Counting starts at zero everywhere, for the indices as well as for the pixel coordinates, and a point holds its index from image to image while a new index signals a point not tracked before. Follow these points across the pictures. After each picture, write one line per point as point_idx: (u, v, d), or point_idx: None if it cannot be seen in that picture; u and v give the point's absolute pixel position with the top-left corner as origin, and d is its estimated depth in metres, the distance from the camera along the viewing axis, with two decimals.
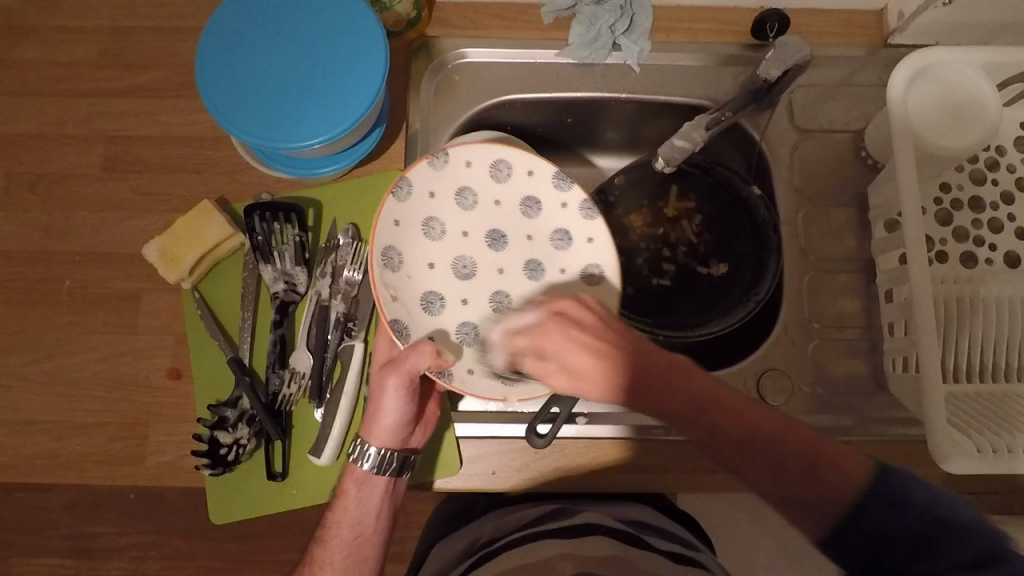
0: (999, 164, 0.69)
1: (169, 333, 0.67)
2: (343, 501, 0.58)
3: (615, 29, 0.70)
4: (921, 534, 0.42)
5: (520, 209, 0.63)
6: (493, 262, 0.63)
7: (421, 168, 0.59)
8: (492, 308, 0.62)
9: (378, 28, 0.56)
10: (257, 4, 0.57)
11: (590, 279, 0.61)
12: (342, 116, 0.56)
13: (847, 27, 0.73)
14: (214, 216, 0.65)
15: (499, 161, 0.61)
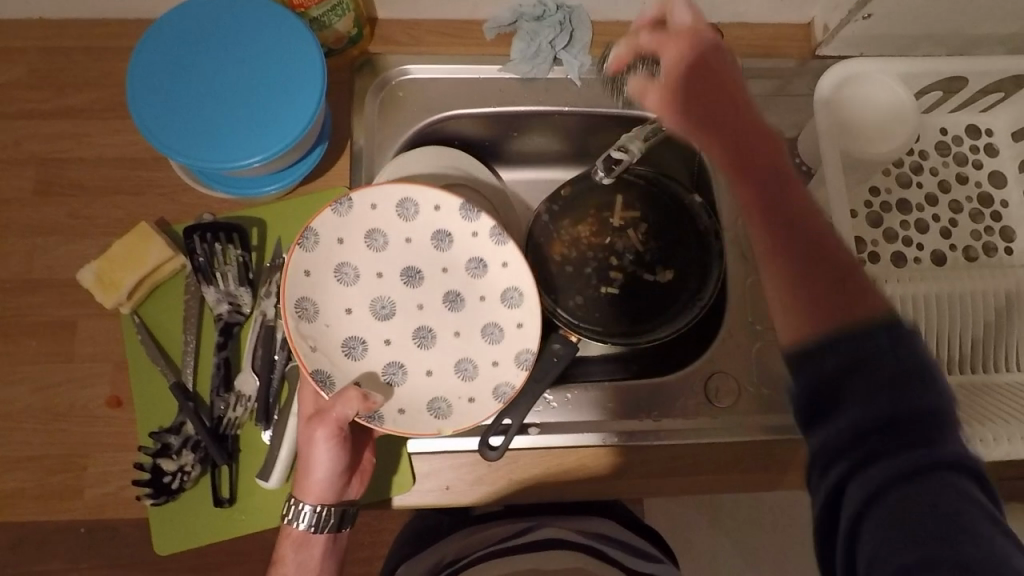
0: (923, 167, 0.73)
1: (108, 360, 0.65)
2: (282, 565, 0.57)
3: (555, 44, 0.72)
4: (908, 370, 0.39)
5: (432, 244, 0.63)
6: (412, 299, 0.63)
7: (324, 215, 0.59)
8: (416, 345, 0.62)
9: (312, 43, 0.56)
10: (192, 23, 0.56)
11: (511, 301, 0.62)
12: (284, 133, 0.56)
13: (776, 41, 0.76)
14: (154, 237, 0.64)
15: (404, 200, 0.62)
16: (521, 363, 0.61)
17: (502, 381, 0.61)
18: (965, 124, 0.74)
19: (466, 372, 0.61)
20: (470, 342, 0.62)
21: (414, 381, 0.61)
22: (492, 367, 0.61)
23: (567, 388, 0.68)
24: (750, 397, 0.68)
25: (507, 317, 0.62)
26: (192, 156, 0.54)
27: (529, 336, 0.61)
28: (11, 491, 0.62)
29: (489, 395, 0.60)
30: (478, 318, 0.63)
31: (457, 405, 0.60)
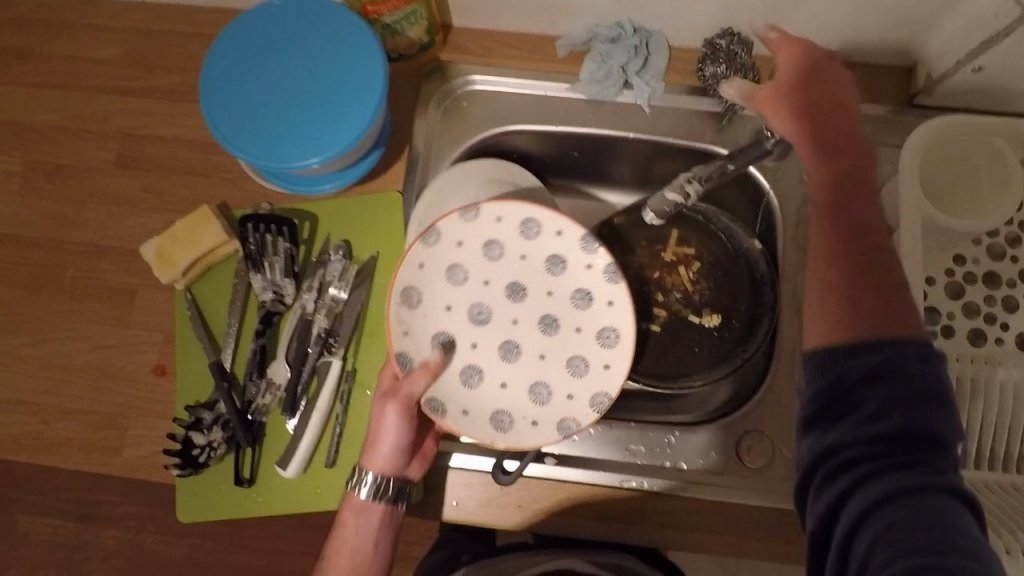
0: (1021, 240, 0.66)
1: (159, 330, 0.69)
2: (343, 530, 0.60)
3: (627, 68, 0.69)
4: (930, 390, 0.44)
5: (545, 266, 0.60)
6: (510, 313, 0.60)
7: (449, 219, 0.59)
8: (500, 356, 0.60)
9: (375, 44, 0.57)
10: (267, 24, 0.58)
11: (605, 340, 0.60)
12: (344, 134, 0.56)
13: (871, 84, 0.71)
14: (212, 220, 0.66)
15: (529, 219, 0.59)
16: (595, 406, 0.59)
17: (570, 416, 0.59)
18: None
19: (540, 397, 0.60)
20: (553, 369, 0.60)
21: (487, 391, 0.60)
22: (566, 401, 0.60)
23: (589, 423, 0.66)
24: (784, 463, 0.64)
25: (597, 355, 0.60)
26: (257, 154, 0.56)
27: (611, 380, 0.59)
28: (60, 438, 0.67)
29: (551, 427, 0.59)
30: (568, 348, 0.60)
31: (518, 424, 0.59)
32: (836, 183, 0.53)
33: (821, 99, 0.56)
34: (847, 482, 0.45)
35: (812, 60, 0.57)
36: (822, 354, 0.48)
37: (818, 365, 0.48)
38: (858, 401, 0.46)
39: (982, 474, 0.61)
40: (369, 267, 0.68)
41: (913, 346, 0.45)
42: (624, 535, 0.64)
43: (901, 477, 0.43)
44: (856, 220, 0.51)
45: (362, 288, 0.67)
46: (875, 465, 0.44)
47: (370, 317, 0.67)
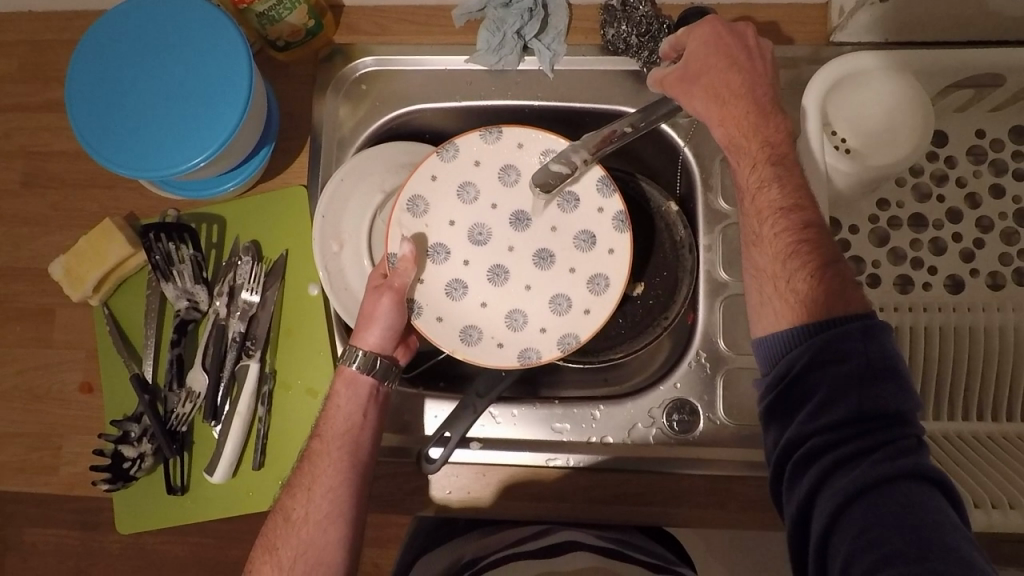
0: (947, 177, 0.63)
1: (81, 348, 0.68)
2: (335, 400, 0.59)
3: (524, 33, 0.66)
4: (882, 368, 0.43)
5: (557, 202, 0.63)
6: (508, 240, 0.63)
7: (471, 137, 0.63)
8: (488, 279, 0.62)
9: (234, 30, 0.55)
10: (118, 41, 0.56)
11: (596, 287, 0.61)
12: (221, 127, 0.54)
13: (785, 24, 0.67)
14: (117, 233, 0.66)
15: (548, 151, 0.63)
16: (561, 345, 0.61)
17: (534, 346, 0.61)
18: (1006, 126, 0.63)
19: (515, 323, 0.61)
20: (534, 302, 0.62)
21: (468, 307, 0.62)
22: (538, 333, 0.61)
23: (514, 404, 0.66)
24: (712, 428, 0.63)
25: (580, 298, 0.61)
26: (139, 165, 0.55)
27: (586, 325, 0.61)
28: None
29: (515, 353, 0.61)
30: (554, 284, 0.62)
31: (483, 344, 0.61)
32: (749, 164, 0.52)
33: (730, 81, 0.54)
34: (814, 476, 0.43)
35: (724, 41, 0.55)
36: (773, 340, 0.47)
37: (771, 356, 0.47)
38: (809, 386, 0.44)
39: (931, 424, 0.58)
40: (279, 266, 0.67)
41: (855, 322, 0.44)
42: (555, 513, 0.63)
43: (863, 465, 0.41)
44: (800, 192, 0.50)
45: (273, 289, 0.66)
46: (837, 450, 0.42)
47: (285, 317, 0.67)
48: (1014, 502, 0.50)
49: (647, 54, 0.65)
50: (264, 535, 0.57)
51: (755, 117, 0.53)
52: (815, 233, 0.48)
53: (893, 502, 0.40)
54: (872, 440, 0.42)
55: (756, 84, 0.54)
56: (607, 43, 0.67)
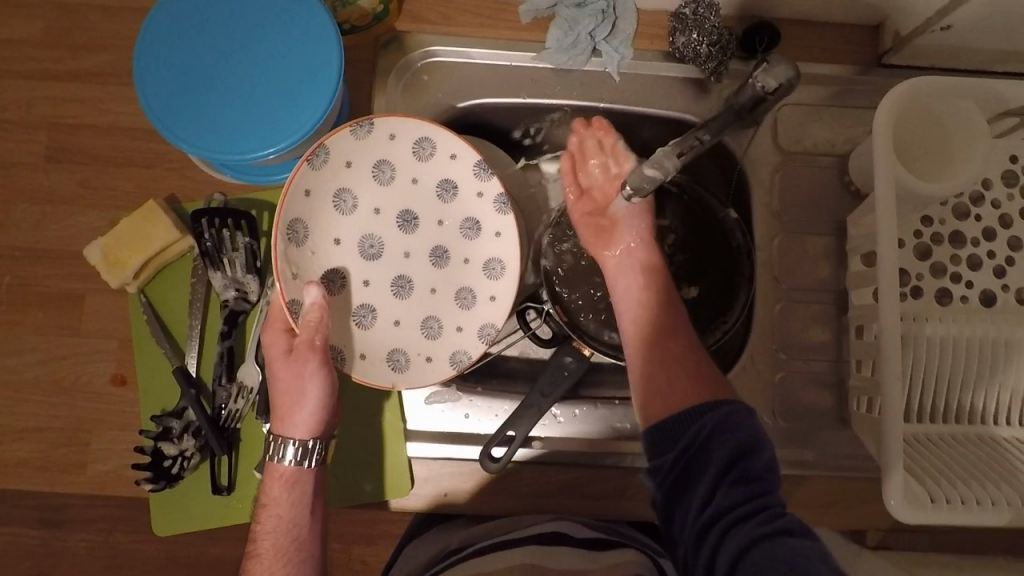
0: (984, 199, 0.67)
1: (114, 337, 0.64)
2: (272, 508, 0.54)
3: (595, 35, 0.67)
4: (750, 442, 0.51)
5: (436, 193, 0.61)
6: (402, 245, 0.61)
7: (341, 137, 0.56)
8: (392, 292, 0.61)
9: (320, 9, 0.52)
10: (192, 11, 0.52)
11: (492, 271, 0.61)
12: (310, 113, 0.52)
13: (840, 44, 0.69)
14: (162, 217, 0.61)
15: (421, 139, 0.59)
16: (483, 337, 0.60)
17: (463, 348, 0.60)
18: None
19: (432, 331, 0.61)
20: (443, 303, 0.61)
21: (381, 330, 0.60)
22: (456, 333, 0.60)
23: (575, 404, 0.68)
24: (765, 427, 0.67)
25: (484, 286, 0.61)
26: (224, 150, 0.52)
27: (497, 312, 0.60)
28: (18, 458, 0.63)
29: (446, 361, 0.60)
30: (454, 279, 0.61)
31: (413, 361, 0.60)
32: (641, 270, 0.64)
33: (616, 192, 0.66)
34: (714, 540, 0.48)
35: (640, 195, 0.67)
36: (669, 424, 0.54)
37: (665, 442, 0.54)
38: (703, 461, 0.51)
39: (965, 427, 0.63)
40: None
41: (731, 405, 0.53)
42: (615, 509, 0.66)
43: (750, 525, 0.47)
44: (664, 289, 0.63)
45: None
46: (732, 513, 0.48)
47: None
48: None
49: (714, 64, 0.67)
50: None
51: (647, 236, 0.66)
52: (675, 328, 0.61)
53: (780, 557, 0.44)
54: (754, 506, 0.48)
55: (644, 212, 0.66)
56: (675, 50, 0.68)
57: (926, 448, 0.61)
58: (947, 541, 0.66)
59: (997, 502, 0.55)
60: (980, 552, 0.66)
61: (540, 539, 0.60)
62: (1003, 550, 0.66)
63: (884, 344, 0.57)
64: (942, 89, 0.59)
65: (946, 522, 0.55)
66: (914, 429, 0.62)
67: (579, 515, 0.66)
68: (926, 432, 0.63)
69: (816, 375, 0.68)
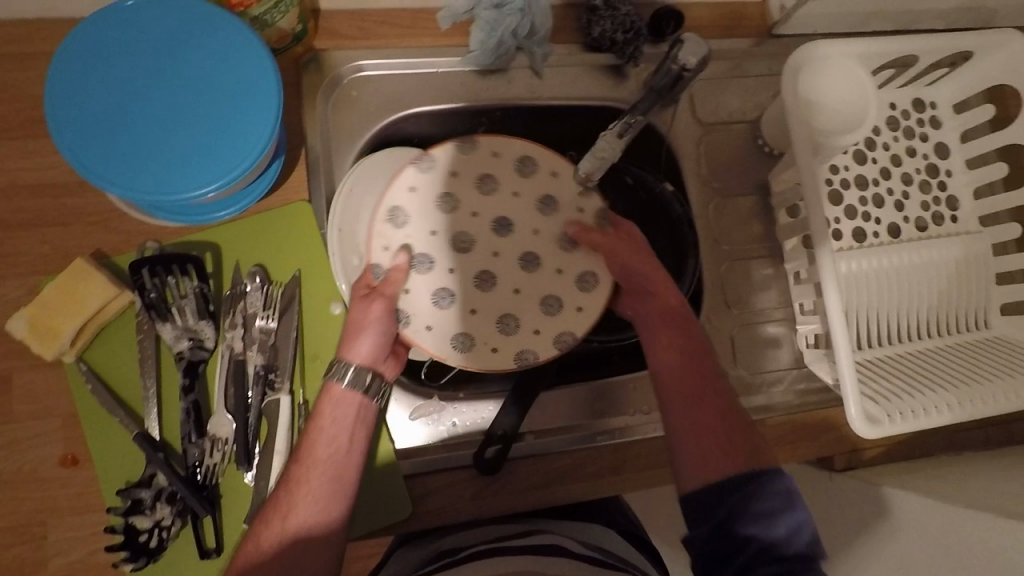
0: (876, 143, 0.75)
1: (56, 416, 0.58)
2: (318, 420, 0.54)
3: (517, 33, 0.67)
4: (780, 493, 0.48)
5: (538, 206, 0.61)
6: (493, 245, 0.60)
7: (446, 146, 0.60)
8: (476, 284, 0.59)
9: (247, 30, 0.50)
10: (106, 47, 0.49)
11: (584, 283, 0.60)
12: (256, 137, 0.50)
13: (735, 19, 0.75)
14: (94, 275, 0.57)
15: (524, 157, 0.61)
16: (560, 345, 0.59)
17: (529, 348, 0.59)
18: (912, 97, 0.76)
19: (507, 328, 0.59)
20: (526, 306, 0.59)
21: (457, 316, 0.59)
22: (533, 335, 0.59)
23: (559, 392, 0.69)
24: (731, 380, 0.72)
25: (571, 296, 0.60)
26: (170, 189, 0.49)
27: (580, 322, 0.60)
28: None
29: (511, 356, 0.59)
30: (542, 286, 0.60)
31: (478, 351, 0.58)
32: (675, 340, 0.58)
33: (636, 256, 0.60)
34: None
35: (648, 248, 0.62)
36: (703, 494, 0.50)
37: (690, 499, 0.50)
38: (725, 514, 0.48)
39: (896, 347, 0.71)
40: (293, 288, 0.62)
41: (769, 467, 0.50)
42: (611, 486, 0.67)
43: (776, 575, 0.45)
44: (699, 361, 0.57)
45: (291, 313, 0.61)
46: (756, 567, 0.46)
47: (308, 340, 0.62)
48: (995, 395, 0.63)
49: (630, 49, 0.70)
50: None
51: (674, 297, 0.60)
52: (720, 402, 0.54)
53: None
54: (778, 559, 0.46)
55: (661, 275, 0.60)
56: (592, 41, 0.71)
57: (871, 369, 0.68)
58: (901, 452, 0.73)
59: (939, 408, 0.62)
60: (928, 455, 0.73)
61: (538, 552, 0.59)
62: (944, 448, 0.73)
63: (825, 282, 0.62)
64: (828, 52, 0.66)
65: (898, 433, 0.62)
66: (859, 356, 0.69)
67: (566, 530, 0.65)
68: (866, 358, 0.69)
69: (765, 323, 0.73)
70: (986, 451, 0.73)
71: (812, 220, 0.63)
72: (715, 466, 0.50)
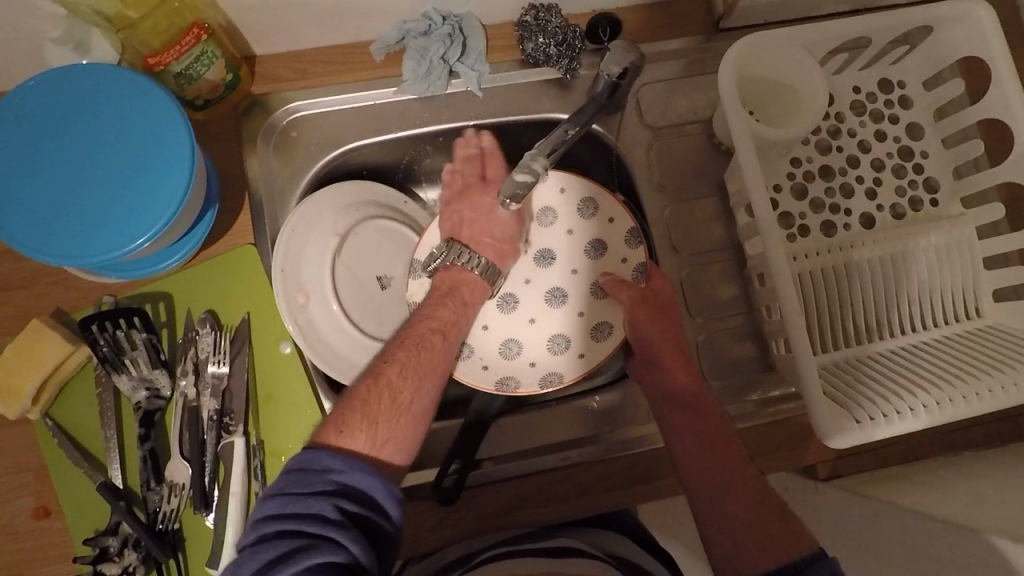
0: (841, 130, 0.71)
1: (27, 470, 0.61)
2: (453, 293, 0.60)
3: (448, 58, 0.68)
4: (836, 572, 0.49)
5: (585, 249, 0.71)
6: (527, 273, 0.72)
7: None
8: (500, 307, 0.71)
9: (153, 83, 0.52)
10: (22, 126, 0.51)
11: (599, 331, 0.70)
12: (175, 182, 0.52)
13: (675, 18, 0.73)
14: (50, 333, 0.59)
15: (587, 200, 0.71)
16: (545, 380, 0.69)
17: (515, 376, 0.70)
18: (875, 79, 0.72)
19: (508, 352, 0.71)
20: (534, 334, 0.71)
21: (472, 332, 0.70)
22: (529, 367, 0.70)
23: (518, 414, 0.69)
24: None
25: (580, 341, 0.70)
26: (105, 246, 0.51)
27: (574, 367, 0.70)
28: None
29: (496, 376, 0.69)
30: (554, 322, 0.71)
31: (471, 362, 0.69)
32: (688, 425, 0.60)
33: (654, 335, 0.63)
34: None
35: (673, 326, 0.64)
36: None
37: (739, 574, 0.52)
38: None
39: (873, 345, 0.67)
40: (243, 331, 0.63)
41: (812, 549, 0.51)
42: (576, 510, 0.66)
43: None
44: (723, 445, 0.58)
45: (242, 356, 0.63)
46: None
47: (261, 381, 0.64)
48: (978, 390, 0.58)
49: (567, 61, 0.69)
50: (331, 417, 0.48)
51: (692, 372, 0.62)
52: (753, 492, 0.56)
53: None
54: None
55: (683, 357, 0.63)
56: (527, 56, 0.70)
57: (843, 373, 0.65)
58: (893, 455, 0.68)
59: (915, 408, 0.58)
60: (924, 458, 0.69)
61: (551, 555, 0.58)
62: (939, 449, 0.69)
63: (779, 285, 0.59)
64: (775, 42, 0.63)
65: (866, 441, 0.58)
66: (826, 358, 0.66)
67: (579, 532, 0.64)
68: (831, 359, 0.67)
69: (734, 329, 0.71)
70: (988, 450, 0.68)
71: (761, 221, 0.60)
72: (748, 557, 0.52)
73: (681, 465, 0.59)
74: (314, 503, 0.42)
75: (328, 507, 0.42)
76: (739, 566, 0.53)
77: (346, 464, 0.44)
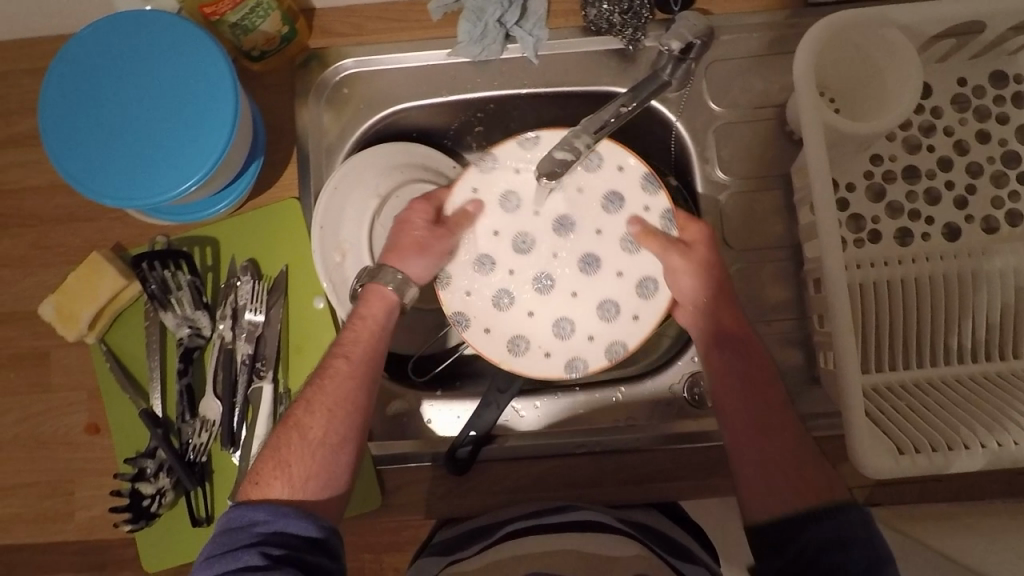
0: (935, 127, 0.64)
1: (82, 389, 0.66)
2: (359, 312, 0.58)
3: (505, 20, 0.65)
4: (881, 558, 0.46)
5: (601, 203, 0.65)
6: (552, 246, 0.66)
7: (507, 148, 0.65)
8: (535, 288, 0.66)
9: (207, 36, 0.53)
10: (88, 70, 0.53)
11: (645, 288, 0.64)
12: (220, 133, 0.53)
13: None
14: (106, 266, 0.63)
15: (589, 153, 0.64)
16: (608, 352, 0.64)
17: (581, 357, 0.64)
18: (984, 72, 0.64)
19: (562, 331, 0.65)
20: (582, 308, 0.65)
21: (514, 318, 0.66)
22: (587, 341, 0.65)
23: (535, 396, 0.67)
24: None
25: (631, 303, 0.64)
26: (157, 190, 0.53)
27: (634, 331, 0.64)
28: (11, 514, 0.66)
29: (563, 363, 0.64)
30: (599, 291, 0.65)
31: (533, 352, 0.65)
32: (728, 370, 0.55)
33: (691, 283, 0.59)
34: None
35: (714, 275, 0.58)
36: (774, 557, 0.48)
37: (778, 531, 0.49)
38: None
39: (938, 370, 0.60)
40: (281, 282, 0.65)
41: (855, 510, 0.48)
42: (589, 498, 0.65)
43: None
44: (761, 398, 0.54)
45: (277, 307, 0.65)
46: None
47: (293, 334, 0.66)
48: None
49: (631, 31, 0.64)
50: (251, 471, 0.53)
51: (735, 315, 0.57)
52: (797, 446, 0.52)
53: None
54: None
55: (725, 299, 0.58)
56: (589, 23, 0.66)
57: (894, 398, 0.58)
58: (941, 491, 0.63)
59: (969, 446, 0.51)
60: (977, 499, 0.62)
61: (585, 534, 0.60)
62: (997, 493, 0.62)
63: (831, 295, 0.54)
64: (866, 23, 0.56)
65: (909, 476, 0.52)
66: (879, 379, 0.60)
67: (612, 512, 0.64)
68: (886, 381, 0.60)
69: (782, 334, 0.66)
70: None
71: (821, 224, 0.54)
72: (776, 493, 0.50)
73: (720, 409, 0.55)
74: (241, 556, 0.47)
75: (254, 555, 0.47)
76: (773, 507, 0.50)
77: (269, 514, 0.49)
